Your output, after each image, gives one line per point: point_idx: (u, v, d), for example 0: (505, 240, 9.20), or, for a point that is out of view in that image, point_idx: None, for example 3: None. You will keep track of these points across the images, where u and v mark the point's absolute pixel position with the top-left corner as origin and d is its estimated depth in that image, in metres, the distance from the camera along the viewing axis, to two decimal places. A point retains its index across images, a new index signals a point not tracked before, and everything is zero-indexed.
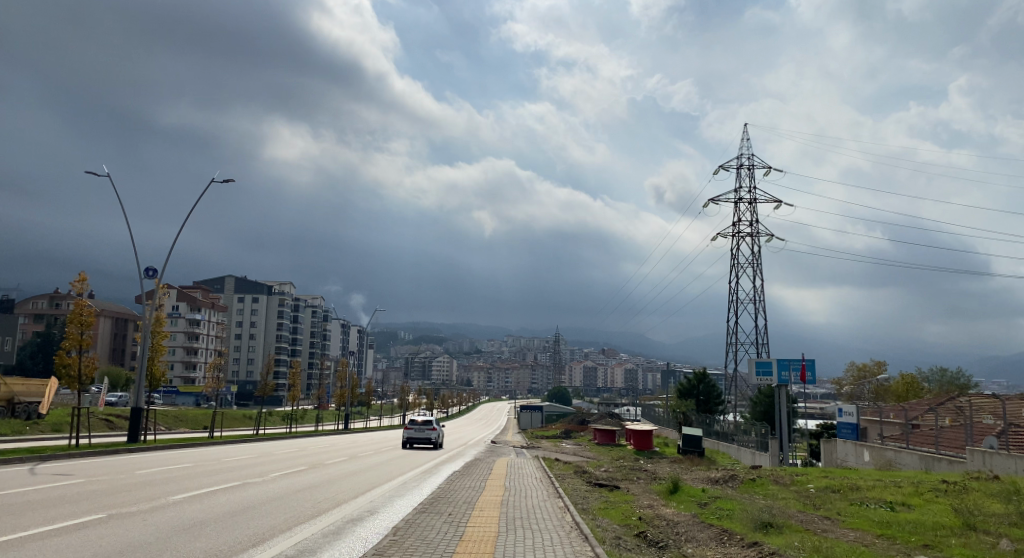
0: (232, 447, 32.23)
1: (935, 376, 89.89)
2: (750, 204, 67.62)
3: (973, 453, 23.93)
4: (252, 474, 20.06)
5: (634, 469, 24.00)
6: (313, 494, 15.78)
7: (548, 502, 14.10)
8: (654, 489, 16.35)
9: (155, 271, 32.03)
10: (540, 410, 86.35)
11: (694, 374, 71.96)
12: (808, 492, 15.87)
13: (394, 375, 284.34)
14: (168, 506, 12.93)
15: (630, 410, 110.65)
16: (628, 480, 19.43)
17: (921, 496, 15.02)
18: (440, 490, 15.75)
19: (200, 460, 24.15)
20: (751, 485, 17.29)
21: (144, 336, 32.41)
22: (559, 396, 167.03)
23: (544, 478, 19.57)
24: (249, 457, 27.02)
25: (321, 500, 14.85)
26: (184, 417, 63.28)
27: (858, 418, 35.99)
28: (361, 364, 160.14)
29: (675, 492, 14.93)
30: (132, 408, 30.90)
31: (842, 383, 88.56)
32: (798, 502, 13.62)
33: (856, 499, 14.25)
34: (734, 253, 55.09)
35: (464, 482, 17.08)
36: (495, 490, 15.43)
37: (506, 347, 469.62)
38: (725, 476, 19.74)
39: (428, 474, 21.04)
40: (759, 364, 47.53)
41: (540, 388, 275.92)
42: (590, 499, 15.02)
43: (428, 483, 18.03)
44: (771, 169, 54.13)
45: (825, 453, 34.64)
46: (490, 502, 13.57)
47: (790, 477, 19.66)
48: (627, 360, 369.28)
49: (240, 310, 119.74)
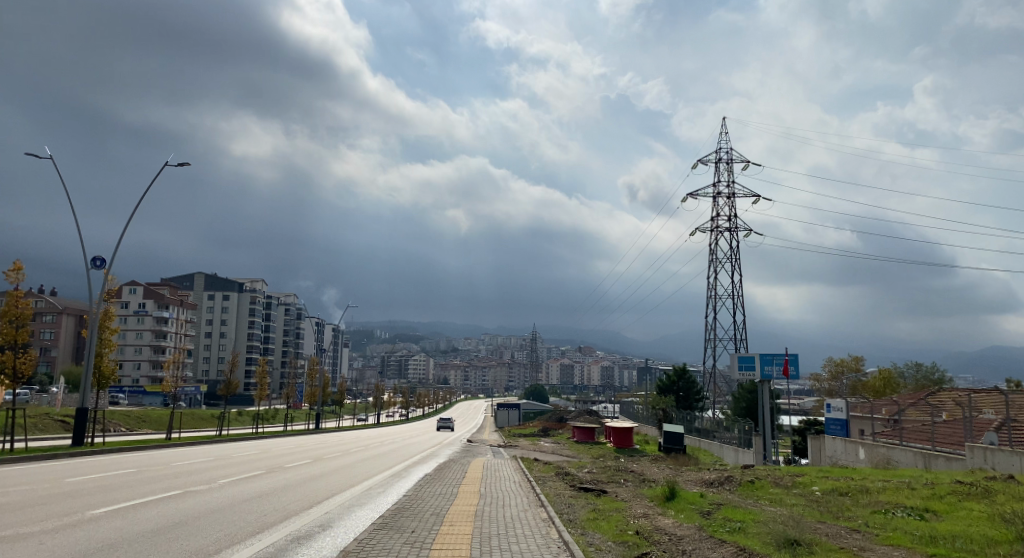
0: (187, 451, 29.73)
1: (910, 372, 89.63)
2: (730, 199, 66.51)
3: (973, 449, 22.47)
4: (198, 481, 18.02)
5: (619, 470, 22.13)
6: (262, 505, 13.83)
7: (529, 513, 12.24)
8: (646, 494, 14.62)
9: (103, 260, 29.71)
10: (518, 408, 84.53)
11: (674, 370, 70.63)
12: (817, 497, 14.31)
13: (369, 373, 280.63)
14: (80, 525, 10.95)
15: (607, 407, 109.55)
16: (615, 484, 17.71)
17: (942, 501, 13.52)
18: (404, 499, 13.93)
19: (149, 464, 22.11)
20: (752, 489, 15.69)
21: (91, 332, 29.85)
22: (537, 394, 165.20)
23: (523, 481, 17.76)
24: (205, 460, 24.87)
25: (268, 512, 12.95)
26: (146, 417, 60.55)
27: (846, 413, 34.55)
28: (335, 362, 157.34)
29: (673, 499, 13.17)
30: (76, 411, 28.50)
31: (820, 378, 87.86)
32: (812, 510, 12.06)
33: (871, 506, 12.77)
34: (712, 247, 55.45)
35: (433, 490, 15.14)
36: (469, 499, 13.67)
37: (483, 345, 467.05)
38: (720, 477, 18.06)
39: (398, 478, 19.15)
40: (742, 359, 46.20)
41: (517, 385, 273.70)
42: (576, 507, 13.17)
43: (393, 490, 16.03)
44: (747, 164, 55.03)
45: (815, 450, 33.10)
46: (462, 516, 11.69)
47: (791, 478, 18.12)
48: (602, 357, 369.23)
49: (209, 309, 116.25)
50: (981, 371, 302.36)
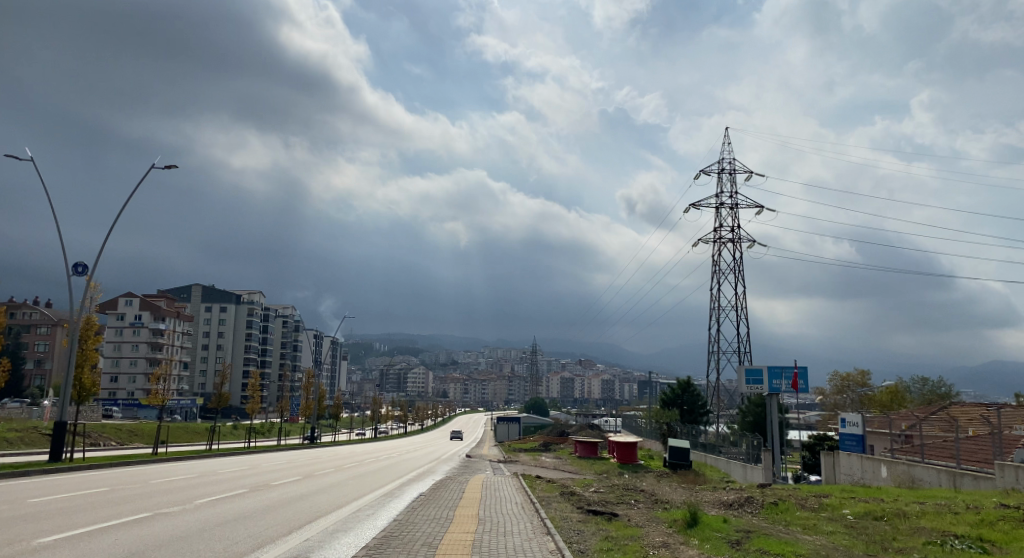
0: (172, 465, 28.26)
1: (915, 386, 87.90)
2: (733, 210, 65.50)
3: (1003, 468, 21.00)
4: (174, 501, 16.60)
5: (629, 490, 20.62)
6: (236, 529, 12.39)
7: (535, 543, 10.82)
8: (663, 519, 13.26)
9: (84, 267, 28.44)
10: (518, 421, 82.94)
11: (678, 383, 69.03)
12: (851, 522, 12.92)
13: (368, 386, 278.14)
14: None
15: (609, 420, 107.82)
16: (625, 506, 16.29)
17: (993, 528, 12.09)
18: (393, 523, 12.62)
19: (126, 481, 20.69)
20: (777, 512, 14.34)
21: (71, 342, 28.32)
22: (537, 406, 162.95)
23: (524, 503, 16.36)
24: (191, 476, 23.55)
25: (239, 539, 11.50)
26: (137, 430, 58.98)
27: (862, 428, 33.08)
28: (334, 376, 155.83)
29: (695, 526, 11.77)
30: (55, 423, 27.00)
31: (825, 392, 86.14)
32: (856, 540, 10.59)
33: (917, 533, 11.36)
34: (716, 258, 52.93)
35: (426, 513, 13.73)
36: (466, 525, 12.19)
37: (483, 358, 464.33)
38: (739, 498, 16.64)
39: (390, 498, 17.81)
40: (749, 372, 44.65)
41: (517, 398, 271.00)
42: (587, 534, 11.78)
43: (384, 513, 14.69)
44: (752, 174, 52.75)
45: (829, 467, 31.64)
46: (458, 547, 10.26)
47: (817, 499, 16.72)
48: (603, 370, 367.22)
49: (207, 320, 114.80)
50: (985, 386, 300.41)
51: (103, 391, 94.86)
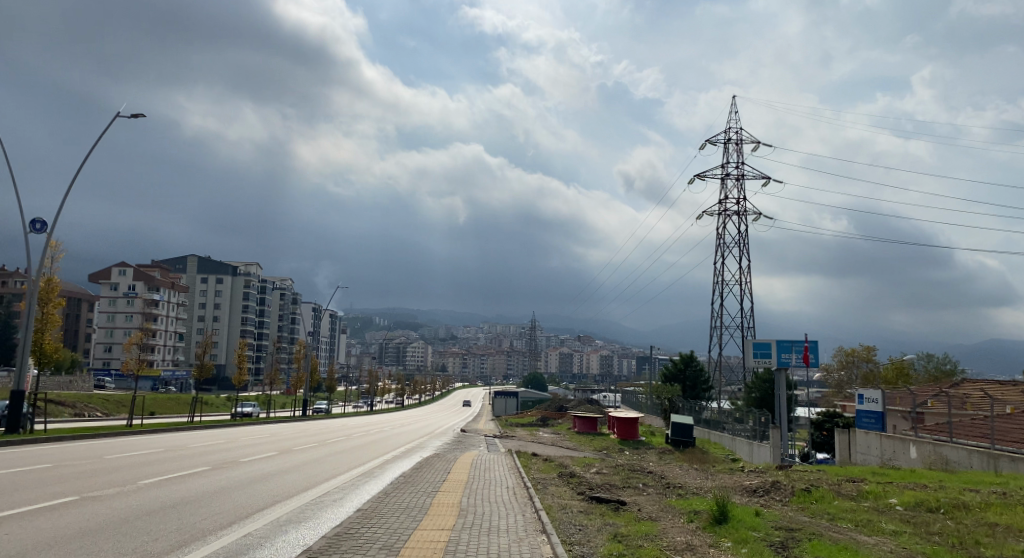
0: (141, 438, 26.15)
1: (921, 361, 85.65)
2: (739, 182, 62.92)
3: None
4: (115, 482, 14.29)
5: (636, 471, 18.40)
6: (163, 521, 10.19)
7: (526, 545, 8.61)
8: (682, 510, 11.17)
9: (42, 222, 26.23)
10: (517, 395, 80.99)
11: (681, 356, 66.69)
12: (909, 517, 10.75)
13: (366, 359, 277.11)
14: None
15: (608, 396, 105.79)
16: (633, 491, 14.11)
17: None
18: (355, 515, 10.40)
19: (75, 456, 18.46)
20: (812, 503, 12.20)
21: (28, 302, 25.57)
22: (535, 381, 161.40)
23: (519, 488, 14.16)
24: (154, 451, 21.23)
25: (161, 533, 9.38)
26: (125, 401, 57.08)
27: (882, 404, 30.70)
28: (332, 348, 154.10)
29: (725, 522, 9.59)
30: (13, 392, 24.65)
31: (830, 369, 84.11)
32: (929, 544, 8.41)
33: (1001, 535, 9.15)
34: (719, 232, 51.02)
35: (398, 501, 11.60)
36: (442, 520, 9.97)
37: (482, 333, 461.97)
38: (767, 484, 14.42)
39: (366, 479, 15.56)
40: (757, 345, 42.23)
41: (516, 373, 268.95)
42: (590, 532, 9.56)
43: (353, 498, 12.59)
44: (759, 144, 50.70)
45: (845, 446, 29.60)
46: (427, 550, 8.02)
47: (855, 486, 14.48)
48: (602, 345, 366.07)
49: (203, 292, 112.58)
50: (982, 364, 298.55)
51: (96, 361, 93.17)
